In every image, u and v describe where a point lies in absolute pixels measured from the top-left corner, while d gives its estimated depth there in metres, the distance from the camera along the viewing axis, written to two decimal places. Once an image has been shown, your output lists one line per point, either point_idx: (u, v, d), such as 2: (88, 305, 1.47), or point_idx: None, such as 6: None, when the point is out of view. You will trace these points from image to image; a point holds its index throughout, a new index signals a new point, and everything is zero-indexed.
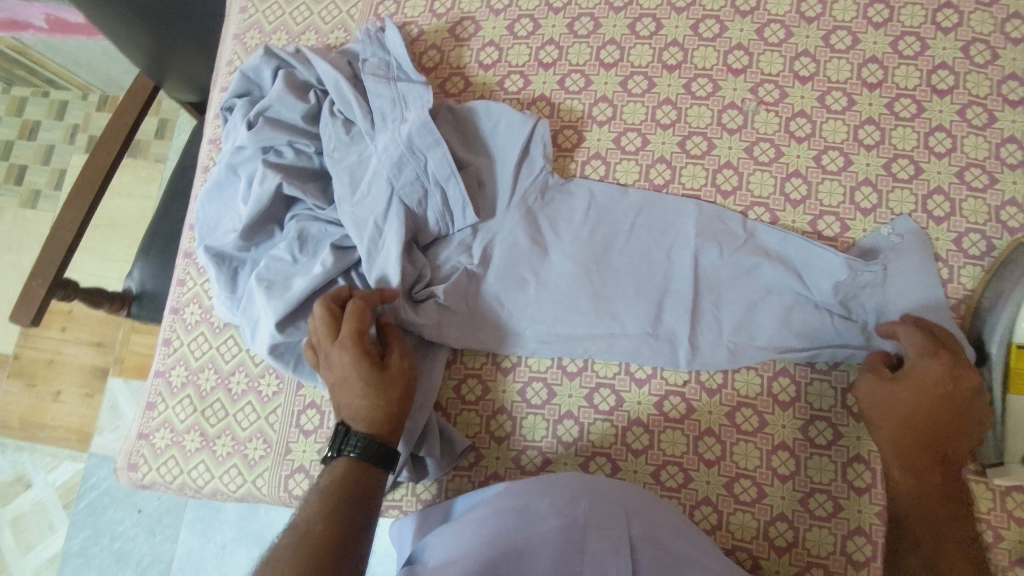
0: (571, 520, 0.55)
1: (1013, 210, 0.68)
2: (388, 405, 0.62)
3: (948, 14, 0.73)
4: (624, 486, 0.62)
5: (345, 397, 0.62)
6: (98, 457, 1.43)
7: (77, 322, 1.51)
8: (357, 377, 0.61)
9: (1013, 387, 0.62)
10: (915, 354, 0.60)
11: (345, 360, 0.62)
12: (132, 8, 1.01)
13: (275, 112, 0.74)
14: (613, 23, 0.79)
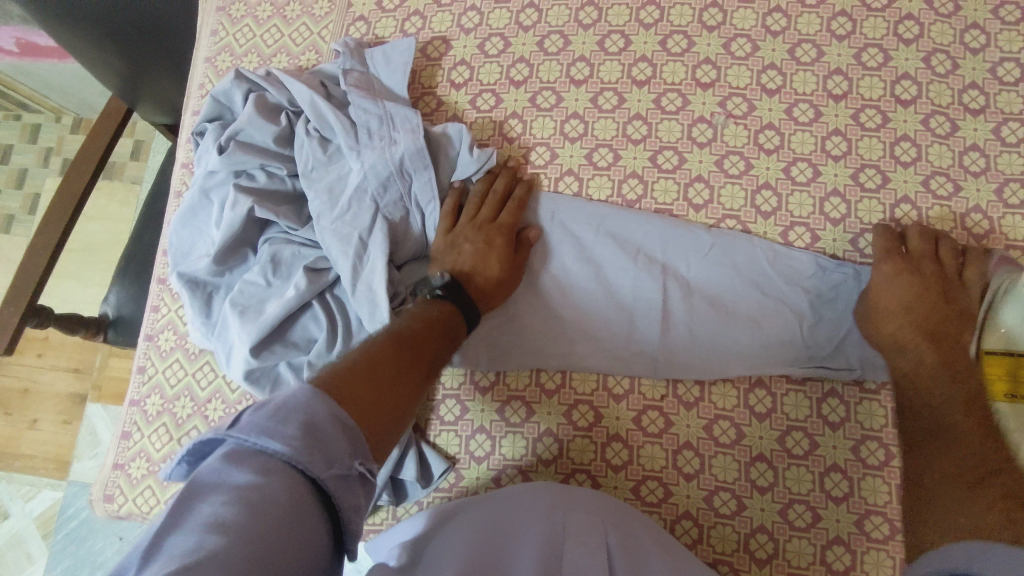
0: (551, 529, 0.57)
1: (978, 217, 0.69)
2: (502, 285, 0.70)
3: (909, 25, 0.75)
4: (601, 495, 0.63)
5: (472, 263, 0.69)
6: (78, 485, 1.41)
7: (54, 349, 1.49)
8: (500, 254, 0.70)
9: None
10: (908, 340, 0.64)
11: (479, 244, 0.69)
12: (100, 31, 1.00)
13: (246, 135, 0.73)
14: (582, 39, 0.79)
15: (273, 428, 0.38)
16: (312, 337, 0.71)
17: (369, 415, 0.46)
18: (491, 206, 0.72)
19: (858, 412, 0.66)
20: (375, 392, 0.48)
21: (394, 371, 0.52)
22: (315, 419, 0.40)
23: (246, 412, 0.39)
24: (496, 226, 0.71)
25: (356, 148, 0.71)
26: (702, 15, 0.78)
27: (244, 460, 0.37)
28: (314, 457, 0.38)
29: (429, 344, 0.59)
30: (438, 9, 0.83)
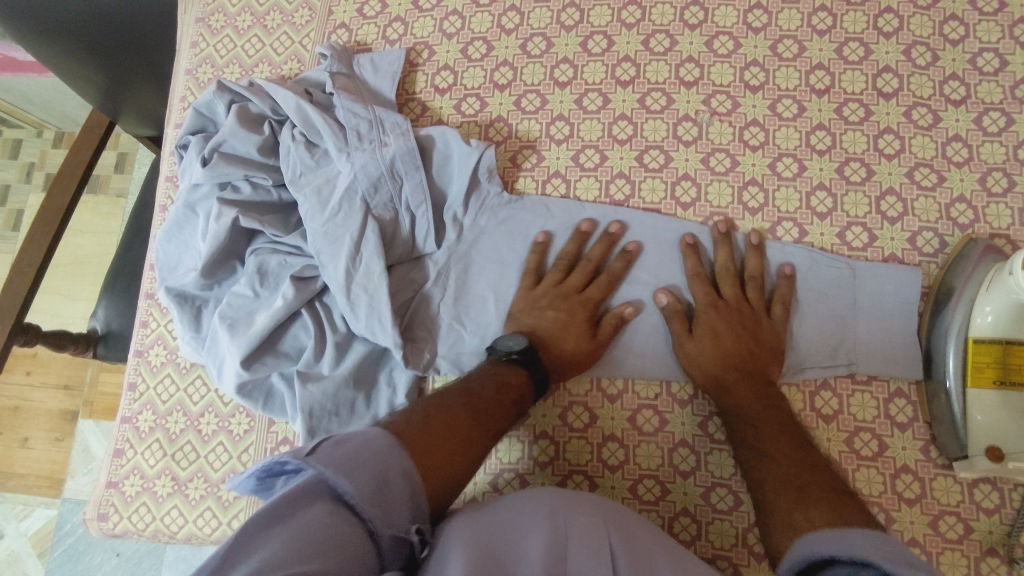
0: (555, 531, 0.56)
1: (963, 206, 0.70)
2: (578, 358, 0.68)
3: (888, 19, 0.75)
4: (607, 501, 0.63)
5: (549, 333, 0.68)
6: (73, 502, 1.40)
7: (42, 366, 1.48)
8: (584, 326, 0.69)
9: (972, 382, 0.63)
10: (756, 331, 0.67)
11: (562, 311, 0.69)
12: (78, 43, 1.00)
13: (229, 146, 0.72)
14: (565, 41, 0.79)
15: (345, 473, 0.45)
16: (302, 346, 0.71)
17: (434, 464, 0.52)
18: (583, 274, 0.72)
19: (851, 404, 0.67)
20: (445, 451, 0.54)
21: (466, 440, 0.57)
22: (387, 469, 0.48)
23: (326, 447, 0.47)
24: (584, 297, 0.70)
25: (344, 150, 0.71)
26: (683, 13, 0.78)
27: (313, 499, 0.44)
28: (375, 508, 0.45)
29: (497, 408, 0.62)
30: (420, 14, 0.82)
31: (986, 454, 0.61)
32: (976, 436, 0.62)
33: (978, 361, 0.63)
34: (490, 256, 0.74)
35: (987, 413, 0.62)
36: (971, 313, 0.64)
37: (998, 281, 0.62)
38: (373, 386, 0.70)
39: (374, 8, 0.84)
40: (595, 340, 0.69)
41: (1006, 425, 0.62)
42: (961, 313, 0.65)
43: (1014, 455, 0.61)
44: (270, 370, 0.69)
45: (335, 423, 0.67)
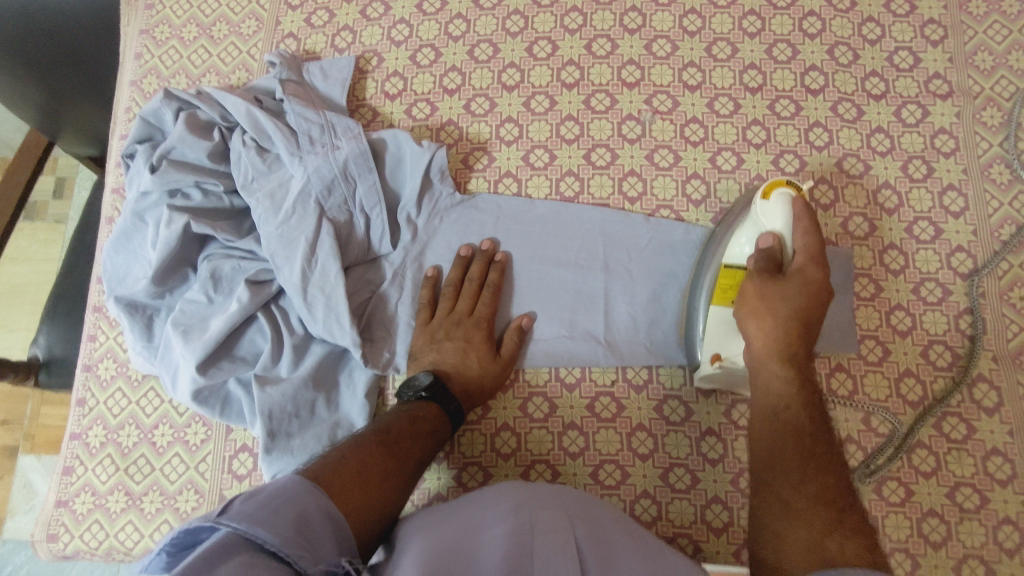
0: (519, 525, 0.55)
1: (888, 192, 0.75)
2: (484, 382, 0.70)
3: (812, 21, 0.80)
4: (564, 491, 0.63)
5: (452, 363, 0.69)
6: (15, 541, 1.37)
7: None
8: (483, 350, 0.70)
9: (716, 300, 0.66)
10: (798, 263, 0.62)
11: (458, 342, 0.70)
12: (20, 62, 0.98)
13: (178, 153, 0.72)
14: (511, 47, 0.82)
15: (262, 521, 0.47)
16: (259, 350, 0.70)
17: (352, 500, 0.55)
18: (471, 297, 0.72)
19: None
20: (362, 484, 0.57)
21: (383, 474, 0.59)
22: (303, 512, 0.50)
23: (237, 503, 0.48)
24: (474, 319, 0.72)
25: (297, 154, 0.71)
26: (622, 19, 0.82)
27: (237, 552, 0.44)
28: (300, 549, 0.47)
29: (414, 444, 0.63)
30: (368, 23, 0.84)
31: (707, 360, 0.66)
32: (705, 344, 0.67)
33: (726, 283, 0.65)
34: (443, 255, 0.76)
35: (720, 324, 0.65)
36: (730, 244, 0.66)
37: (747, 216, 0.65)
38: (333, 388, 0.70)
39: (322, 17, 0.85)
40: (497, 361, 0.70)
41: (727, 334, 0.65)
42: (725, 246, 0.67)
43: (730, 362, 0.65)
44: (227, 375, 0.68)
45: (296, 425, 0.67)
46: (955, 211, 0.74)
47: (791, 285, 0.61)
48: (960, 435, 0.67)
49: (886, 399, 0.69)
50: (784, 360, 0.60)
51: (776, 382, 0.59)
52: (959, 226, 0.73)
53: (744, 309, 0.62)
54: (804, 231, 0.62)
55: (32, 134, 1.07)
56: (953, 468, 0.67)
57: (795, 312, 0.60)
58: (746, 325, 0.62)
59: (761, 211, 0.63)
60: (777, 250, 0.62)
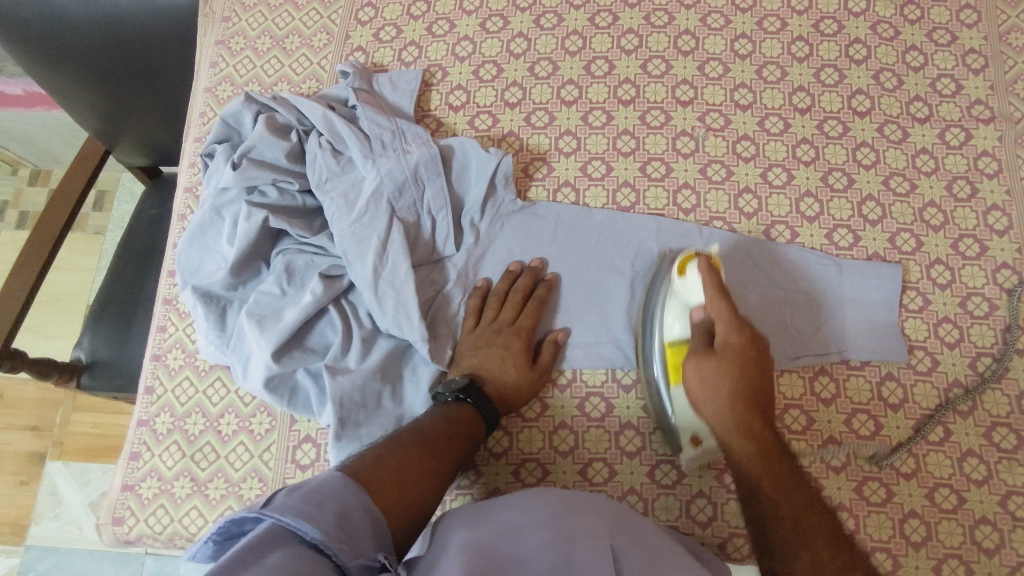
0: (557, 531, 0.55)
1: (934, 210, 0.78)
2: (519, 389, 0.71)
3: (858, 48, 0.85)
4: (608, 503, 0.63)
5: (491, 369, 0.71)
6: (38, 549, 1.46)
7: (12, 407, 1.56)
8: (520, 358, 0.72)
9: (673, 381, 0.68)
10: (725, 325, 0.63)
11: (498, 349, 0.72)
12: (88, 68, 1.03)
13: (257, 152, 0.75)
14: (570, 65, 0.86)
15: (310, 515, 0.47)
16: (329, 342, 0.72)
17: (390, 498, 0.55)
18: (513, 308, 0.74)
19: (850, 388, 0.72)
20: (401, 484, 0.57)
21: (419, 474, 0.59)
22: (344, 508, 0.50)
23: (279, 495, 0.48)
24: (515, 329, 0.73)
25: (370, 157, 0.75)
26: (677, 41, 0.86)
27: (280, 544, 0.44)
28: (341, 543, 0.47)
29: (450, 443, 0.64)
30: (433, 39, 0.88)
31: (689, 444, 0.68)
32: (680, 425, 0.68)
33: (674, 362, 0.68)
34: (505, 260, 0.79)
35: (682, 405, 0.67)
36: (663, 326, 0.69)
37: (670, 293, 0.70)
38: (397, 381, 0.72)
39: (390, 33, 0.89)
40: (534, 369, 0.72)
41: (695, 412, 0.67)
42: (658, 325, 0.70)
43: (710, 445, 0.67)
44: (298, 364, 0.70)
45: (363, 414, 0.69)
46: (1000, 230, 0.77)
47: (721, 359, 0.62)
48: (1011, 446, 0.69)
49: (936, 407, 0.71)
50: (738, 430, 0.60)
51: (736, 438, 0.60)
52: (1004, 244, 0.76)
53: (689, 386, 0.64)
54: (716, 299, 0.64)
55: (90, 144, 1.14)
56: (1004, 476, 0.68)
57: (733, 386, 0.61)
58: (700, 403, 0.63)
59: (682, 287, 0.68)
60: (708, 323, 0.66)
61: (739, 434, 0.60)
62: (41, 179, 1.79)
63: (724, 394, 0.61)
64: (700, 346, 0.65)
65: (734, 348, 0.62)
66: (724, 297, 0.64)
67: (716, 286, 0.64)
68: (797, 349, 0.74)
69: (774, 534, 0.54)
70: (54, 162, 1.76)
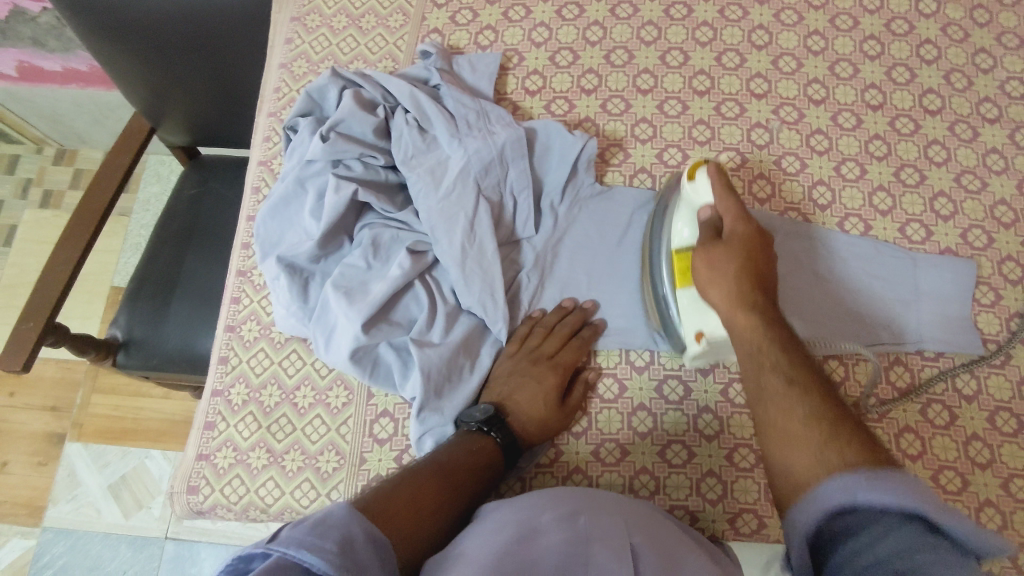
0: (573, 532, 0.52)
1: (1004, 208, 0.79)
2: (542, 425, 0.68)
3: (929, 49, 0.86)
4: (623, 506, 0.59)
5: (521, 402, 0.69)
6: (54, 531, 1.40)
7: (28, 387, 1.51)
8: (552, 394, 0.69)
9: (679, 283, 0.69)
10: (732, 217, 0.66)
11: (532, 383, 0.69)
12: (147, 42, 1.03)
13: (344, 127, 0.76)
14: (645, 54, 0.87)
15: (314, 544, 0.42)
16: (413, 317, 0.73)
17: (402, 529, 0.52)
18: (559, 339, 0.72)
19: (925, 378, 0.73)
20: (415, 514, 0.54)
21: (435, 503, 0.56)
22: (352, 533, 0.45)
23: (285, 528, 0.43)
24: (553, 362, 0.71)
25: (456, 136, 0.75)
26: (750, 35, 0.87)
27: None
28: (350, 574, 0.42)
29: (467, 476, 0.61)
30: (510, 24, 0.89)
31: (691, 340, 0.69)
32: (686, 327, 0.69)
33: (681, 268, 0.69)
34: (583, 242, 0.78)
35: (688, 304, 0.68)
36: (671, 232, 0.71)
37: (679, 202, 0.72)
38: (478, 359, 0.73)
39: (466, 16, 0.89)
40: (562, 408, 0.70)
41: (699, 309, 0.67)
42: (666, 231, 0.72)
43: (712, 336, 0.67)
44: (384, 337, 0.70)
45: (446, 388, 0.70)
46: None
47: (729, 244, 0.65)
48: None
49: (1010, 399, 0.72)
50: (750, 307, 0.61)
51: (745, 343, 0.59)
52: None
53: (703, 278, 0.65)
54: (726, 197, 0.67)
55: (136, 120, 1.13)
56: None
57: (739, 270, 0.63)
58: (708, 288, 0.64)
59: (690, 190, 0.70)
60: (714, 218, 0.67)
61: (752, 339, 0.59)
62: (65, 159, 1.76)
63: (731, 269, 0.63)
64: (708, 235, 0.66)
65: (740, 241, 0.65)
66: (731, 193, 0.67)
67: (727, 186, 0.67)
68: (871, 336, 0.74)
69: (782, 430, 0.52)
70: (80, 143, 1.74)
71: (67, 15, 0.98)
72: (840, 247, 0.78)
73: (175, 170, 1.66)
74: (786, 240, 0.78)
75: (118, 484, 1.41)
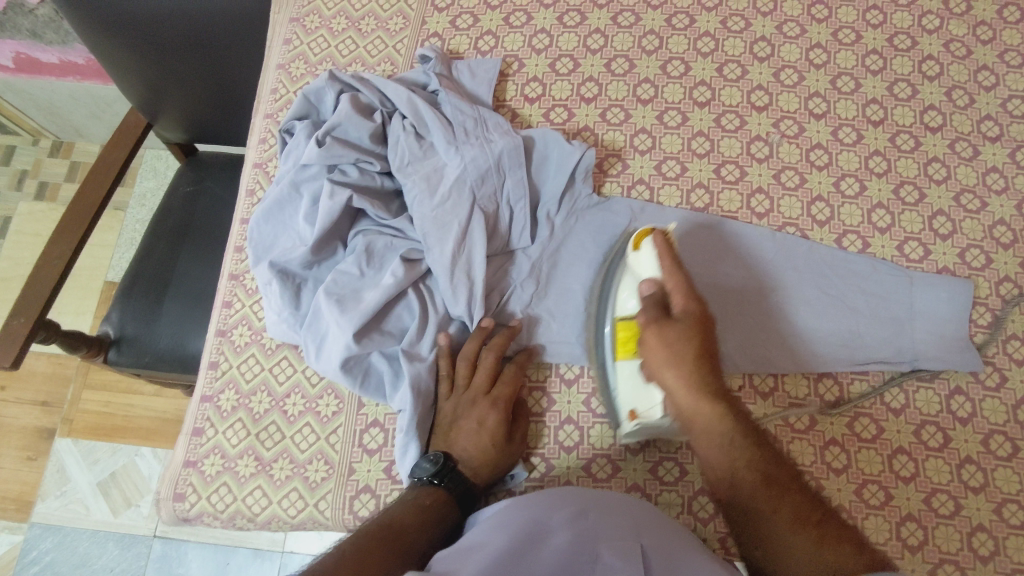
0: (580, 534, 0.54)
1: (1003, 228, 0.79)
2: (497, 465, 0.68)
3: (931, 65, 0.86)
4: (638, 505, 0.61)
5: (466, 446, 0.67)
6: (41, 527, 1.39)
7: (19, 382, 1.50)
8: (497, 433, 0.67)
9: (623, 356, 0.70)
10: (682, 298, 0.67)
11: (474, 423, 0.68)
12: (144, 38, 1.02)
13: (340, 132, 0.75)
14: (646, 64, 0.86)
15: None
16: (405, 327, 0.72)
17: None
18: (487, 373, 0.70)
19: (920, 400, 0.72)
20: None
21: (382, 567, 0.55)
22: None
23: None
24: (490, 399, 0.69)
25: (453, 143, 0.74)
26: (752, 47, 0.87)
27: None
28: None
29: (416, 535, 0.60)
30: (510, 30, 0.88)
31: (626, 417, 0.69)
32: (622, 402, 0.69)
33: (626, 339, 0.70)
34: (579, 253, 0.78)
35: (631, 376, 0.69)
36: (618, 301, 0.72)
37: (627, 272, 0.72)
38: None
39: (466, 21, 0.89)
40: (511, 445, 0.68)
41: (638, 387, 0.68)
42: (612, 301, 0.73)
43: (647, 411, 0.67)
44: (375, 346, 0.69)
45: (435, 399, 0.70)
46: None
47: (681, 326, 0.65)
48: None
49: (1005, 422, 0.71)
50: (710, 398, 0.62)
51: (704, 423, 0.62)
52: None
53: (653, 359, 0.65)
54: (673, 270, 0.67)
55: (132, 116, 1.12)
56: None
57: (695, 352, 0.64)
58: (660, 374, 0.65)
59: (636, 261, 0.71)
60: (659, 294, 0.68)
61: (712, 416, 0.61)
62: (62, 151, 1.75)
63: (682, 348, 0.64)
64: (656, 313, 0.66)
65: (692, 320, 0.65)
66: (678, 267, 0.68)
67: (673, 259, 0.68)
68: (866, 355, 0.74)
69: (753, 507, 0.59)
70: (77, 136, 1.73)
71: (64, 10, 0.97)
72: (838, 265, 0.78)
73: (171, 165, 1.65)
74: (778, 258, 0.78)
75: (107, 481, 1.40)
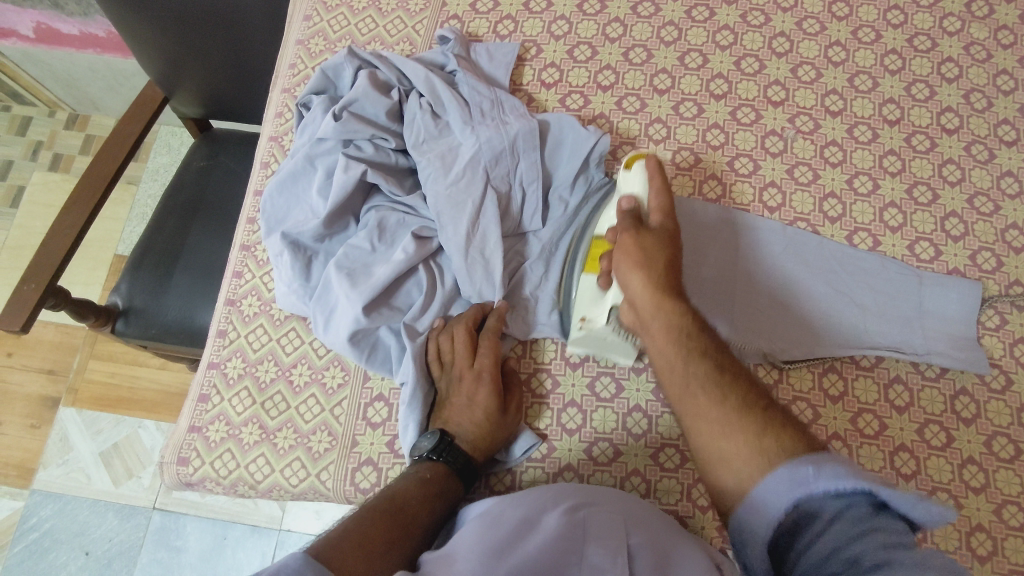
0: (568, 527, 0.54)
1: (1016, 232, 0.79)
2: (495, 437, 0.68)
3: (950, 67, 0.85)
4: (629, 498, 0.62)
5: (460, 421, 0.68)
6: (42, 493, 1.40)
7: (26, 349, 1.51)
8: (484, 402, 0.67)
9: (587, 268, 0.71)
10: (659, 213, 0.68)
11: (464, 400, 0.69)
12: (165, 11, 1.02)
13: (357, 108, 0.75)
14: (664, 54, 0.86)
15: None
16: (413, 303, 0.72)
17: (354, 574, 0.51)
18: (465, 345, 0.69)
19: (924, 399, 0.72)
20: (368, 558, 0.53)
21: (387, 543, 0.56)
22: None
23: None
24: (473, 372, 0.69)
25: (469, 123, 0.75)
26: (771, 42, 0.87)
27: None
28: None
29: (420, 509, 0.60)
30: (530, 16, 0.88)
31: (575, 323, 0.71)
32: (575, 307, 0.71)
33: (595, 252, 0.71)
34: None
35: (588, 288, 0.70)
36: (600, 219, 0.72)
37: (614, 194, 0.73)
38: None
39: (486, 5, 0.89)
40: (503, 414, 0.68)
41: (594, 298, 0.70)
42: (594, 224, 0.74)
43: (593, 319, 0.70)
44: (384, 320, 0.70)
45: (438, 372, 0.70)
46: None
47: (657, 237, 0.66)
48: None
49: (1008, 425, 0.71)
50: (671, 297, 0.63)
51: (662, 309, 0.62)
52: None
53: (623, 261, 0.65)
54: (659, 192, 0.68)
55: (150, 88, 1.13)
56: None
57: (666, 262, 0.65)
58: (625, 276, 0.65)
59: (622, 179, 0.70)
60: (636, 208, 0.68)
61: (672, 307, 0.62)
62: (77, 123, 1.76)
63: (653, 253, 0.65)
64: (632, 223, 0.67)
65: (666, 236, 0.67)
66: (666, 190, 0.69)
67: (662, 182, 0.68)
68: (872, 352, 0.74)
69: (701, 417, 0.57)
70: (92, 109, 1.74)
71: None
72: (847, 261, 0.78)
73: (185, 142, 1.66)
74: (786, 252, 0.78)
75: (109, 451, 1.41)
